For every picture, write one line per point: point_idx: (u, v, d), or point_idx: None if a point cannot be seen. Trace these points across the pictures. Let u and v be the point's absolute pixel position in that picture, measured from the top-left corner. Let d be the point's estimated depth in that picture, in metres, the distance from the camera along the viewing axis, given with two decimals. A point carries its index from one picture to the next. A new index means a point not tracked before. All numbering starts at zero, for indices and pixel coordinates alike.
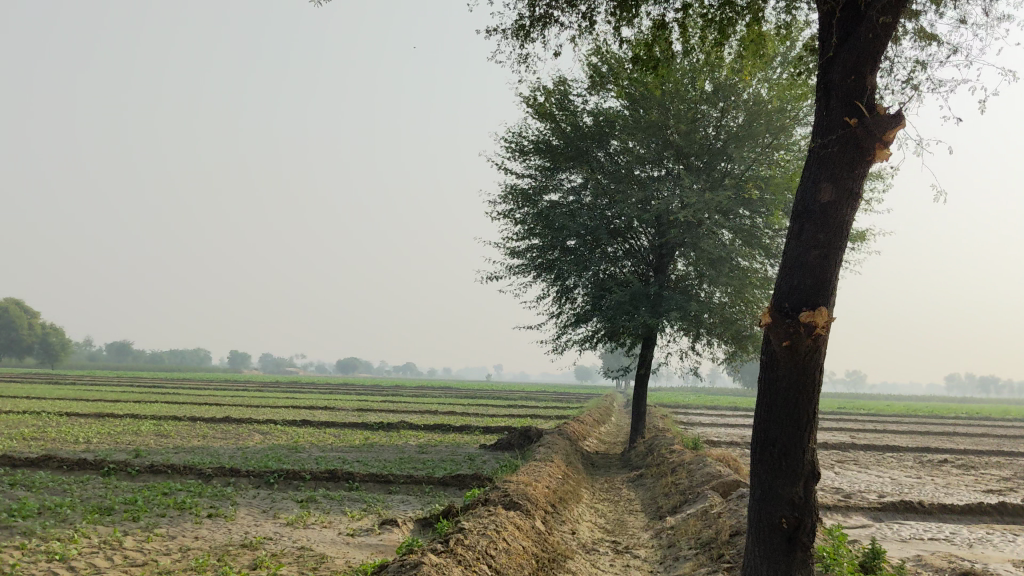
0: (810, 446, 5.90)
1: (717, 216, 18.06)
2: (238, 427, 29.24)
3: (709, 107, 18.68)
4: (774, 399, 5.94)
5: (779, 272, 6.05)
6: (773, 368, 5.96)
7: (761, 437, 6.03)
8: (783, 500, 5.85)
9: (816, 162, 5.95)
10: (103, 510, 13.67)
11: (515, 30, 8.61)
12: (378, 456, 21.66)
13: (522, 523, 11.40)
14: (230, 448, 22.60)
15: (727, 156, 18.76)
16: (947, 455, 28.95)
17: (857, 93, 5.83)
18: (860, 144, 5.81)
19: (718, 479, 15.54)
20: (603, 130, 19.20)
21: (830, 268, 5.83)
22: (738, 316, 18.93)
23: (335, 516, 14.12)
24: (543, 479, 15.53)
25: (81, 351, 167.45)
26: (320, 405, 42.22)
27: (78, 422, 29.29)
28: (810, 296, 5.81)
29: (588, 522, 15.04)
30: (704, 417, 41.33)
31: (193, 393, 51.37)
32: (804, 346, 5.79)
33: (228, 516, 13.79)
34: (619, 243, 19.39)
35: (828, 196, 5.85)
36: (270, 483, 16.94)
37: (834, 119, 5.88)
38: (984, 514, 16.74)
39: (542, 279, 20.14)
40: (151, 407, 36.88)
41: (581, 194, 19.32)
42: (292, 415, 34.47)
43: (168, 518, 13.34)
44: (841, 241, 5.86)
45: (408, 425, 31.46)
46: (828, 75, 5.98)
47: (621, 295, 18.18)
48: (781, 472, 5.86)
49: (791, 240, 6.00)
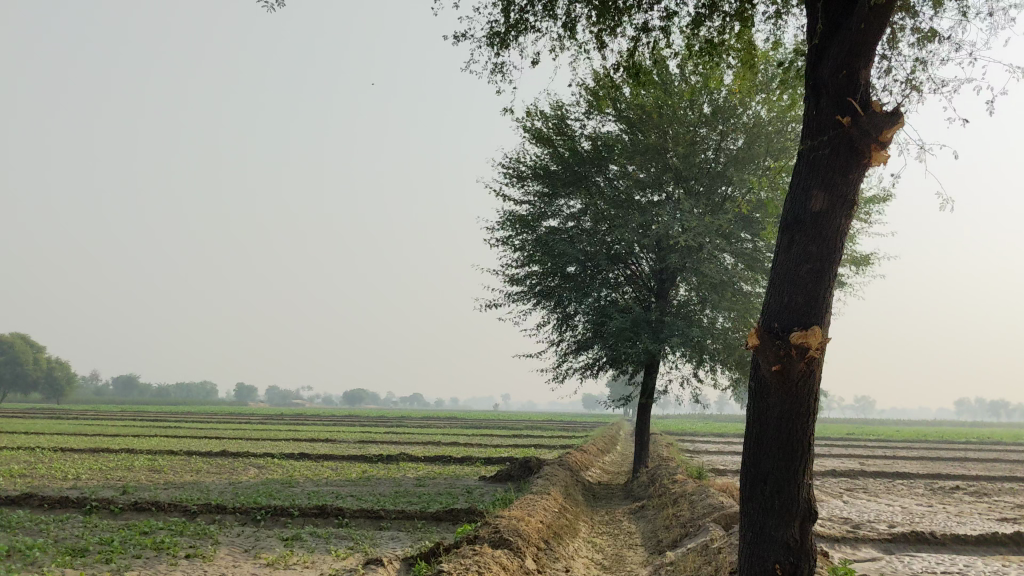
0: (806, 482, 5.28)
1: (717, 239, 17.50)
2: (234, 461, 28.55)
3: (707, 130, 18.07)
4: (764, 431, 5.34)
5: (768, 288, 5.45)
6: (763, 396, 5.36)
7: (751, 474, 5.42)
8: (777, 543, 5.22)
9: (804, 166, 5.38)
10: (75, 551, 12.98)
11: (490, 36, 8.04)
12: (373, 489, 21.01)
13: (510, 562, 10.74)
14: (221, 483, 21.92)
15: (727, 179, 18.24)
16: (959, 482, 28.16)
17: (850, 89, 5.25)
18: (853, 146, 5.23)
19: (721, 511, 14.87)
20: (602, 155, 18.66)
21: (824, 284, 5.25)
22: (740, 340, 18.25)
23: (319, 555, 13.44)
24: (537, 513, 14.86)
25: (87, 385, 167.05)
26: (321, 437, 41.51)
27: (70, 458, 28.57)
28: (802, 316, 5.22)
29: (584, 558, 14.37)
30: (710, 445, 40.61)
31: (192, 426, 50.60)
32: (795, 370, 5.18)
33: (207, 556, 13.08)
34: (620, 268, 18.83)
35: (820, 205, 5.26)
36: (256, 520, 16.27)
37: (825, 118, 5.31)
38: (999, 544, 16.04)
39: (541, 306, 19.56)
40: (148, 441, 36.21)
41: (580, 220, 18.79)
42: (290, 448, 33.73)
43: (143, 559, 12.62)
44: (835, 253, 5.28)
45: (408, 457, 30.78)
46: (818, 71, 5.41)
47: (621, 322, 17.54)
48: (774, 511, 5.25)
49: (780, 254, 5.41)
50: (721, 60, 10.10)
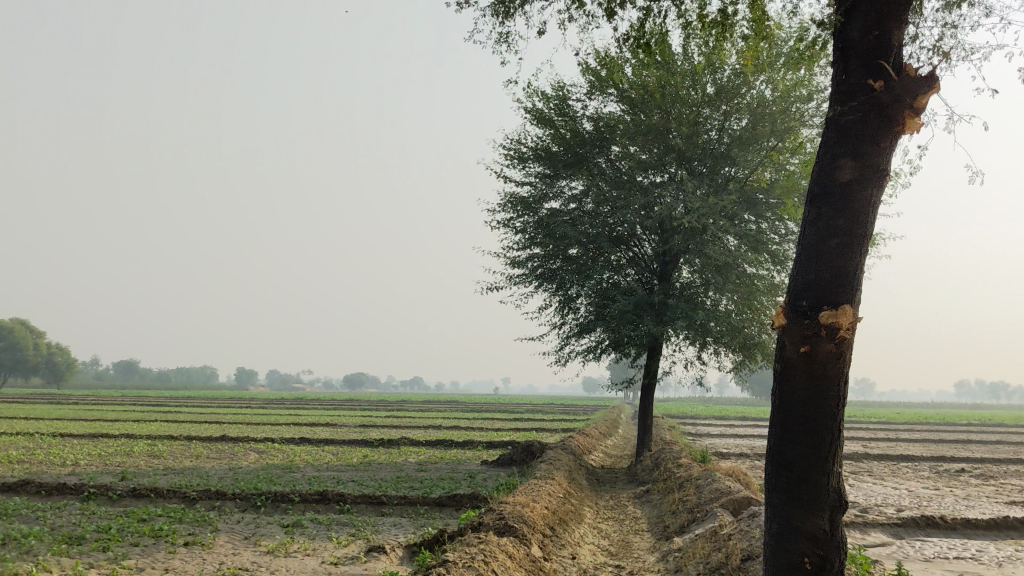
0: (835, 470, 4.96)
1: (721, 220, 17.17)
2: (234, 446, 28.26)
3: (711, 110, 17.70)
4: (789, 416, 5.00)
5: (795, 264, 5.11)
6: (787, 378, 5.02)
7: (776, 460, 5.10)
8: (804, 535, 4.92)
9: (832, 133, 5.02)
10: (72, 540, 12.65)
11: (494, 4, 7.70)
12: (374, 474, 20.75)
13: (515, 550, 10.46)
14: (221, 469, 21.64)
15: (731, 159, 17.89)
16: (964, 464, 27.92)
17: (881, 51, 4.90)
18: (885, 112, 4.86)
19: (728, 496, 14.60)
20: (603, 136, 18.31)
21: (853, 259, 4.89)
22: (745, 323, 17.91)
23: (320, 542, 13.17)
24: (541, 499, 14.59)
25: (88, 370, 166.91)
26: (321, 422, 41.19)
27: (69, 443, 28.28)
28: (831, 292, 4.88)
29: (589, 544, 14.10)
30: (712, 427, 40.30)
31: (192, 411, 50.26)
32: (822, 351, 4.85)
33: (206, 544, 12.79)
34: (622, 250, 18.50)
35: (848, 174, 4.90)
36: (257, 506, 16.00)
37: (855, 83, 4.95)
38: (1009, 529, 15.78)
39: (543, 289, 19.26)
40: (148, 426, 35.87)
41: (583, 201, 18.42)
42: (290, 433, 33.45)
43: (141, 547, 12.31)
44: (865, 227, 4.92)
45: (409, 441, 30.50)
46: (846, 33, 5.06)
47: (624, 304, 17.23)
48: (800, 501, 4.94)
49: (806, 229, 5.06)
50: (736, 33, 9.71)
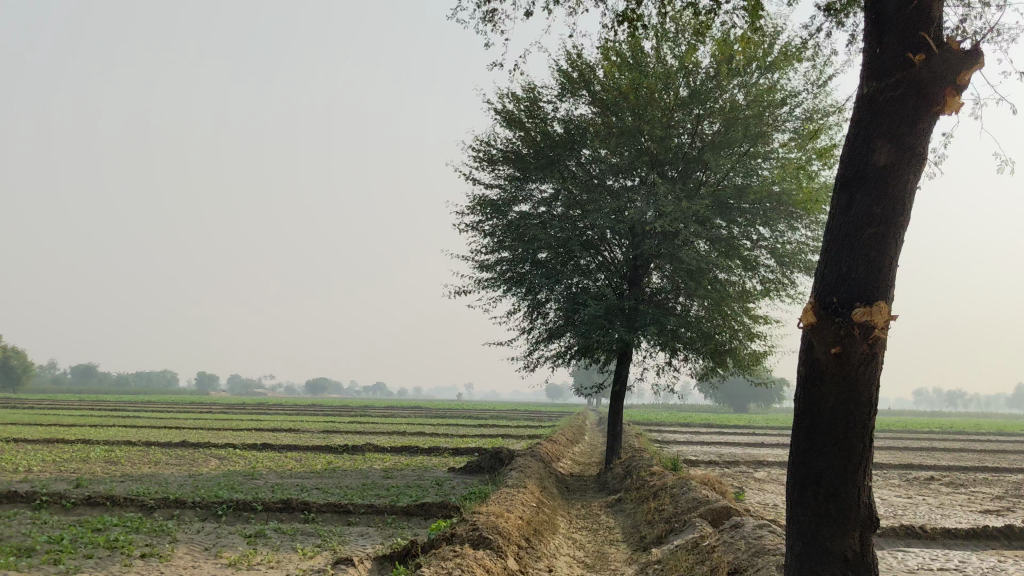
0: (865, 485, 4.50)
1: (694, 225, 16.68)
2: (194, 452, 27.42)
3: (683, 114, 17.15)
4: (817, 423, 4.52)
5: (821, 258, 4.64)
6: (816, 381, 4.53)
7: (800, 474, 4.61)
8: (833, 556, 4.45)
9: (864, 110, 4.56)
10: (22, 551, 11.94)
11: None
12: (340, 481, 20.11)
13: (492, 564, 9.92)
14: (181, 475, 20.92)
15: (702, 165, 17.37)
16: (932, 472, 27.74)
17: (920, 24, 4.48)
18: (923, 89, 4.42)
19: (707, 506, 14.12)
20: (573, 138, 17.85)
21: (887, 250, 4.43)
22: (716, 331, 17.44)
23: (284, 554, 12.56)
24: (515, 509, 14.09)
25: (45, 374, 164.09)
26: (283, 427, 40.31)
27: (22, 449, 27.27)
28: (865, 288, 4.40)
29: (565, 556, 13.58)
30: (678, 435, 39.97)
31: (150, 416, 48.98)
32: (856, 354, 4.39)
33: (164, 555, 12.10)
34: (592, 255, 17.99)
35: (885, 158, 4.43)
36: (218, 515, 15.33)
37: (891, 57, 4.52)
38: (990, 538, 15.46)
39: (511, 294, 18.72)
40: (104, 431, 34.79)
41: (553, 205, 17.90)
42: (252, 439, 32.60)
43: (95, 560, 11.61)
44: (901, 216, 4.46)
45: (374, 448, 29.82)
46: (881, 4, 4.63)
47: (594, 310, 16.60)
48: (828, 518, 4.47)
49: (836, 217, 4.59)
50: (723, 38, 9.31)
